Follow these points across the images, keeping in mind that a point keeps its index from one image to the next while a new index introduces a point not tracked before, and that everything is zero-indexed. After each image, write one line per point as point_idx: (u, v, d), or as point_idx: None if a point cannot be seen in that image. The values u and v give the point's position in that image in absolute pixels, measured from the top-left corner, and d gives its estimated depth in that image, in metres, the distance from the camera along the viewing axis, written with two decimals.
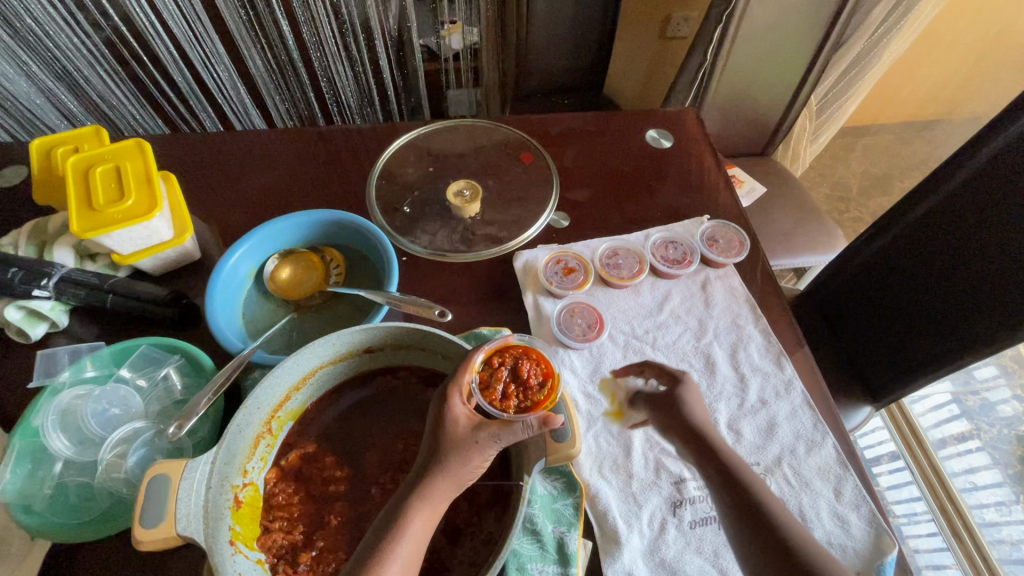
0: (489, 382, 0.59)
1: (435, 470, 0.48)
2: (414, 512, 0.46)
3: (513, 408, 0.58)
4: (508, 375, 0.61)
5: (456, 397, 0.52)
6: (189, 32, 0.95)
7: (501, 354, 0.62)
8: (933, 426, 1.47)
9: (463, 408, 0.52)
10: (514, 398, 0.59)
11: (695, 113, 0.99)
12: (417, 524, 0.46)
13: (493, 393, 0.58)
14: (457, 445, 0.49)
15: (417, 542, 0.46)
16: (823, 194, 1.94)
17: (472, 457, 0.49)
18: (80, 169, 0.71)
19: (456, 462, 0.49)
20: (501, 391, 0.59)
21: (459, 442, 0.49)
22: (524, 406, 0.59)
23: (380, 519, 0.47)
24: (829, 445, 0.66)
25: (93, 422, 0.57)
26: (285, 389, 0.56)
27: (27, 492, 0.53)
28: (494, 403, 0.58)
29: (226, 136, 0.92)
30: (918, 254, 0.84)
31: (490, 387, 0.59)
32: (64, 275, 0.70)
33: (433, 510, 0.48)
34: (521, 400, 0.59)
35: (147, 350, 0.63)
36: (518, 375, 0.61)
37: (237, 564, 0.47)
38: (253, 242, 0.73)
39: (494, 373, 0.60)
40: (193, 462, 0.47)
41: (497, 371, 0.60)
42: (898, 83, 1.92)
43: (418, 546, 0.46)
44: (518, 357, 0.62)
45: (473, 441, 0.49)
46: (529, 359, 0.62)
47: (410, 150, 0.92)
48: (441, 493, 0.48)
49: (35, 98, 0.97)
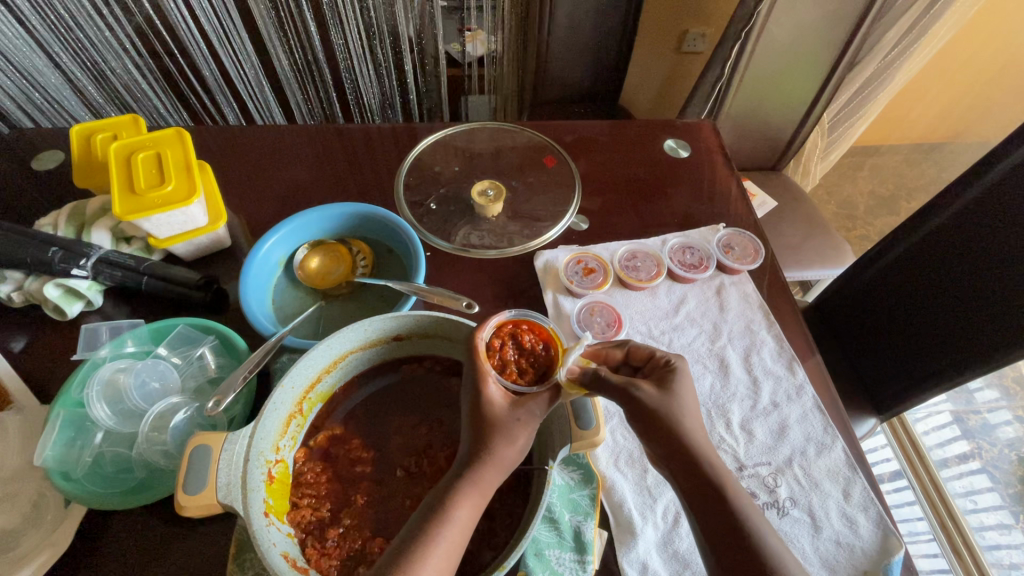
0: (502, 364, 0.57)
1: (483, 458, 0.49)
2: (459, 493, 0.48)
3: (537, 379, 0.57)
4: (514, 351, 0.59)
5: (490, 381, 0.52)
6: (219, 29, 0.98)
7: (497, 333, 0.60)
8: (936, 445, 1.48)
9: (499, 388, 0.52)
10: (530, 372, 0.57)
11: (711, 124, 1.02)
12: (465, 509, 0.47)
13: (511, 373, 0.56)
14: (498, 426, 0.50)
15: (466, 526, 0.47)
16: (831, 211, 1.97)
17: (517, 438, 0.50)
18: (122, 154, 0.74)
19: (496, 441, 0.50)
20: (517, 368, 0.57)
21: (503, 424, 0.50)
22: (545, 373, 0.57)
23: (427, 501, 0.48)
24: (839, 448, 0.68)
25: (135, 394, 0.59)
26: (317, 371, 0.58)
27: (66, 459, 0.55)
28: (518, 383, 0.56)
29: (257, 130, 0.95)
30: (926, 268, 0.86)
31: (504, 369, 0.57)
32: (102, 256, 0.72)
33: (482, 494, 0.49)
34: (539, 370, 0.58)
35: (184, 329, 0.65)
36: (521, 350, 0.59)
37: (271, 534, 0.48)
38: (285, 231, 0.75)
39: (500, 353, 0.58)
40: (232, 435, 0.49)
41: (501, 355, 0.58)
42: (906, 106, 1.96)
43: (465, 532, 0.47)
44: (513, 332, 0.60)
45: (514, 419, 0.50)
46: (524, 329, 0.60)
47: (436, 149, 0.95)
48: (485, 476, 0.49)
49: (63, 89, 1.00)
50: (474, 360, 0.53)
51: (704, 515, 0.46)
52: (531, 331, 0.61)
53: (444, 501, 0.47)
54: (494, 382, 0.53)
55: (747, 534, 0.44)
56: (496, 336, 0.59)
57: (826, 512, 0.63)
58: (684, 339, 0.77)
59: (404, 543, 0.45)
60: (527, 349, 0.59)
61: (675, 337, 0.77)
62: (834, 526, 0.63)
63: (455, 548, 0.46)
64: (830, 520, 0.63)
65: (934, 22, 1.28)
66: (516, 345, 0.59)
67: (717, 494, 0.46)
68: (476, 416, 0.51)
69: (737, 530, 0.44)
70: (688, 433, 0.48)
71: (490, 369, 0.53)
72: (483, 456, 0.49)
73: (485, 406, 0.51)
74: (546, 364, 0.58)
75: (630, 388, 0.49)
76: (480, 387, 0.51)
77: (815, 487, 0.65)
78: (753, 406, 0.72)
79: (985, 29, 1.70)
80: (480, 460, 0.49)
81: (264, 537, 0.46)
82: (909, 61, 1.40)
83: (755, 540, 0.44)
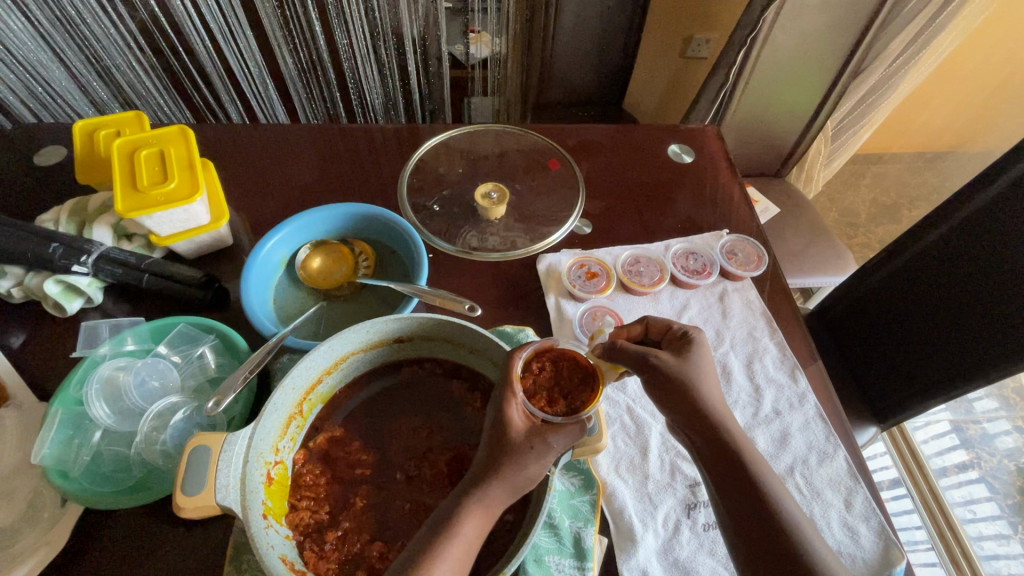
0: (533, 389, 0.58)
1: (494, 474, 0.49)
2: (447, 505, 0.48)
3: (563, 410, 0.56)
4: (547, 380, 0.59)
5: (513, 405, 0.52)
6: (224, 28, 0.98)
7: (536, 358, 0.60)
8: (936, 455, 1.48)
9: (521, 413, 0.52)
10: (560, 402, 0.57)
11: (715, 130, 1.01)
12: (469, 525, 0.47)
13: (540, 400, 0.56)
14: (512, 452, 0.49)
15: (472, 541, 0.47)
16: (833, 218, 1.97)
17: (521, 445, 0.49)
18: (125, 151, 0.73)
19: None
20: (546, 397, 0.57)
21: (516, 447, 0.49)
22: (574, 405, 0.56)
23: (439, 513, 0.48)
24: (840, 457, 0.67)
25: (135, 393, 0.59)
26: (318, 372, 0.57)
27: (64, 459, 0.55)
28: (545, 410, 0.56)
29: (260, 128, 0.94)
30: (929, 277, 0.85)
31: (535, 394, 0.57)
32: (103, 253, 0.72)
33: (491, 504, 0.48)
34: (570, 401, 0.57)
35: (184, 328, 0.65)
36: (556, 380, 0.59)
37: (269, 537, 0.48)
38: (286, 232, 0.75)
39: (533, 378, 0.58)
40: (231, 437, 0.48)
41: (538, 379, 0.58)
42: (911, 114, 1.96)
43: (469, 546, 0.47)
44: (552, 360, 0.60)
45: (529, 447, 0.49)
46: (564, 360, 0.60)
47: (441, 150, 0.95)
48: (478, 486, 0.48)
49: (67, 84, 1.00)
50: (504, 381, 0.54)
51: (720, 470, 0.51)
52: (571, 362, 0.60)
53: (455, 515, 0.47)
54: (518, 407, 0.53)
55: (760, 489, 0.49)
56: (534, 360, 0.60)
57: (827, 521, 0.63)
58: None
59: (416, 553, 0.45)
60: (563, 378, 0.59)
61: None
62: (835, 535, 0.62)
63: (464, 561, 0.46)
64: (831, 529, 0.63)
65: (940, 30, 1.28)
66: (552, 374, 0.59)
67: (728, 444, 0.51)
68: (496, 434, 0.51)
69: (750, 481, 0.49)
70: (706, 393, 0.53)
71: (518, 391, 0.54)
72: (499, 470, 0.49)
73: (506, 427, 0.51)
74: (580, 398, 0.57)
75: (646, 353, 0.55)
76: (503, 409, 0.52)
77: (817, 496, 0.65)
78: (755, 413, 0.71)
79: (990, 38, 1.70)
80: (493, 475, 0.49)
81: (262, 539, 0.46)
82: (914, 70, 1.40)
83: (765, 489, 0.49)
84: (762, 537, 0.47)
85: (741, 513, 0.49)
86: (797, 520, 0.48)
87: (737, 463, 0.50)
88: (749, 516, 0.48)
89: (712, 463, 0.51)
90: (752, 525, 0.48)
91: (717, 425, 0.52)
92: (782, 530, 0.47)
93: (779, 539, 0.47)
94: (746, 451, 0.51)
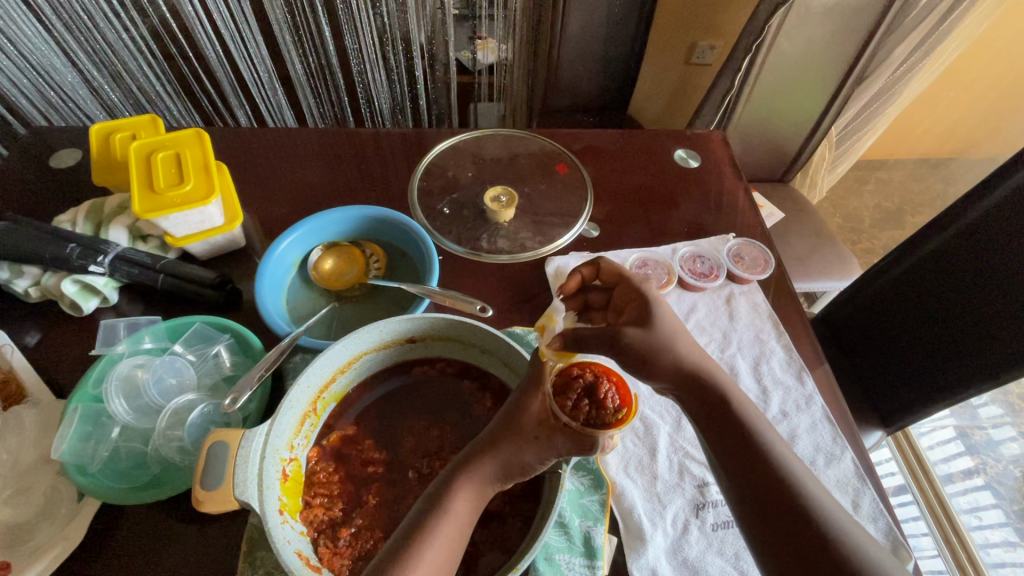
0: (563, 388, 0.56)
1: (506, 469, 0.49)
2: (458, 497, 0.48)
3: (579, 420, 0.54)
4: (585, 387, 0.56)
5: (536, 399, 0.54)
6: (235, 33, 1.00)
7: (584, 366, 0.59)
8: (941, 461, 1.48)
9: (541, 407, 0.54)
10: (582, 411, 0.54)
11: (720, 135, 1.03)
12: (457, 506, 0.48)
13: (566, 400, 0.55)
14: (516, 436, 0.52)
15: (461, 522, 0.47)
16: (837, 224, 1.98)
17: None
18: (141, 153, 0.75)
19: None
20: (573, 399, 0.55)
21: (520, 433, 0.52)
22: (591, 420, 0.54)
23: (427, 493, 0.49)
24: (848, 458, 0.68)
25: (153, 390, 0.60)
26: (332, 371, 0.58)
27: (82, 454, 0.56)
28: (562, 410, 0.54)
29: (272, 132, 0.96)
30: (934, 281, 0.86)
31: (566, 393, 0.56)
32: (118, 254, 0.73)
33: None
34: (591, 414, 0.54)
35: (201, 327, 0.66)
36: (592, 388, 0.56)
37: (285, 532, 0.49)
38: (299, 233, 0.76)
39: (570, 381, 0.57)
40: (249, 433, 0.49)
41: (574, 375, 0.57)
42: (914, 120, 1.97)
43: (460, 529, 0.47)
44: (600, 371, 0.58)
45: (532, 436, 0.52)
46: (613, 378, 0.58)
47: (450, 154, 0.96)
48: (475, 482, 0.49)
49: (80, 88, 1.02)
50: (538, 372, 0.55)
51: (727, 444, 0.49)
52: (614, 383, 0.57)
53: (443, 496, 0.48)
54: (540, 400, 0.54)
55: (756, 441, 0.49)
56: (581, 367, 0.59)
57: None
58: None
59: (405, 532, 0.46)
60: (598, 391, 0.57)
61: None
62: None
63: (452, 543, 0.46)
64: None
65: (942, 38, 1.29)
66: (591, 379, 0.57)
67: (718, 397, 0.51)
68: (509, 418, 0.53)
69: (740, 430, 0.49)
70: (686, 352, 0.53)
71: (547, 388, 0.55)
72: None
73: (520, 414, 0.53)
74: (600, 419, 0.54)
75: (613, 331, 0.52)
76: (525, 398, 0.54)
77: None
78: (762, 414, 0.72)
79: (992, 46, 1.71)
80: None
81: (278, 534, 0.47)
82: (917, 77, 1.41)
83: (758, 437, 0.49)
84: (761, 485, 0.47)
85: (738, 463, 0.48)
86: (794, 467, 0.48)
87: (743, 432, 0.49)
88: (745, 466, 0.48)
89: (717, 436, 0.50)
90: (749, 474, 0.48)
91: (703, 378, 0.52)
92: (777, 476, 0.47)
93: (792, 507, 0.45)
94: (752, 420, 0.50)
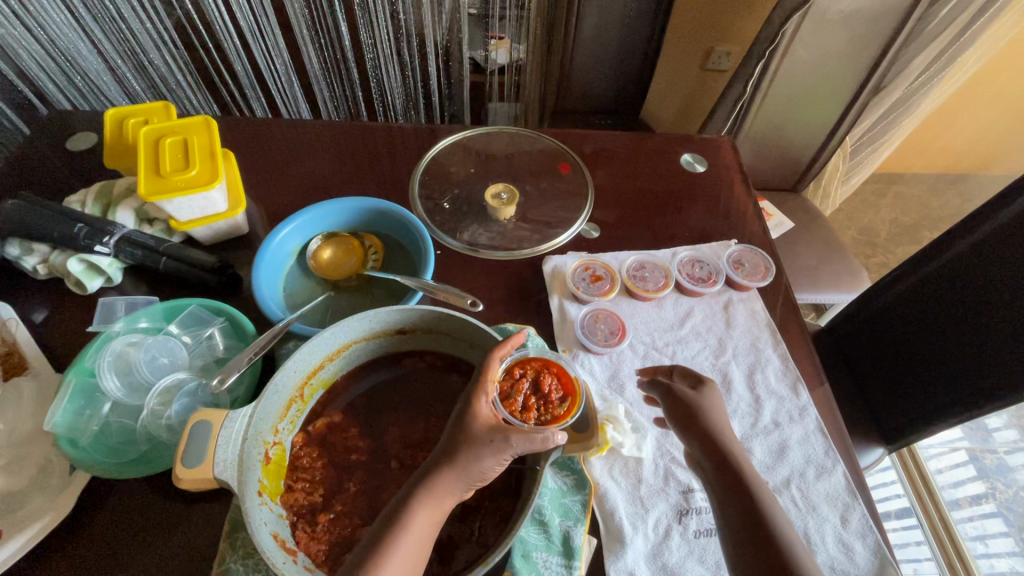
0: (511, 394, 0.60)
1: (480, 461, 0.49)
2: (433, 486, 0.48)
3: (533, 420, 0.58)
4: (530, 387, 0.62)
5: (483, 400, 0.54)
6: (254, 25, 1.01)
7: (521, 366, 0.64)
8: (949, 484, 1.44)
9: (489, 409, 0.53)
10: (534, 411, 0.59)
11: (730, 141, 1.02)
12: (421, 516, 0.48)
13: (514, 404, 0.59)
14: (471, 442, 0.50)
15: (423, 532, 0.47)
16: (851, 236, 1.94)
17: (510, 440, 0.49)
18: (150, 138, 0.76)
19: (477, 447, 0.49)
20: (522, 404, 0.60)
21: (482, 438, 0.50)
22: (545, 418, 0.59)
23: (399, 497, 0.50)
24: (839, 472, 0.67)
25: (145, 368, 0.61)
26: (320, 358, 0.59)
27: (75, 427, 0.57)
28: (516, 415, 0.58)
29: (281, 122, 0.97)
30: (941, 296, 0.84)
31: (512, 397, 0.60)
32: (124, 235, 0.75)
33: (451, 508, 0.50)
34: (541, 413, 0.59)
35: (196, 310, 0.67)
36: (537, 390, 0.61)
37: (262, 514, 0.49)
38: (300, 221, 0.77)
39: (514, 385, 0.61)
40: (232, 414, 0.50)
41: (517, 380, 0.62)
42: (936, 134, 1.92)
43: (424, 539, 0.48)
44: (538, 372, 0.63)
45: (487, 439, 0.50)
46: (550, 373, 0.63)
47: (455, 149, 0.97)
48: (445, 485, 0.49)
49: (104, 75, 1.04)
50: (480, 374, 0.55)
51: (739, 537, 0.49)
52: (555, 378, 0.62)
53: (417, 491, 0.48)
54: (487, 402, 0.54)
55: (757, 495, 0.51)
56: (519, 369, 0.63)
57: (822, 536, 0.62)
58: (687, 352, 0.77)
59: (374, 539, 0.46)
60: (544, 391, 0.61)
61: (678, 350, 0.77)
62: (829, 551, 0.62)
63: (420, 551, 0.47)
64: (825, 545, 0.62)
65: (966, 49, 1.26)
66: (533, 382, 0.62)
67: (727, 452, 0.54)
68: (460, 423, 0.52)
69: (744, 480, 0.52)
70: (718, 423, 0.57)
71: (492, 392, 0.55)
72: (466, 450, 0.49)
73: (470, 417, 0.52)
74: (551, 414, 0.59)
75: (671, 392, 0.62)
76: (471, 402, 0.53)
77: (813, 510, 0.64)
78: (753, 424, 0.71)
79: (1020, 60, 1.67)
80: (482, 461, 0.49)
81: (255, 515, 0.47)
82: (937, 88, 1.38)
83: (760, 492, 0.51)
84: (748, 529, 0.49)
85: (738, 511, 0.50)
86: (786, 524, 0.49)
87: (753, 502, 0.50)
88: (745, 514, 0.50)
89: (731, 517, 0.50)
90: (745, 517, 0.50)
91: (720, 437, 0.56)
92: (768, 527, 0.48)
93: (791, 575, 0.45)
94: (773, 517, 0.49)
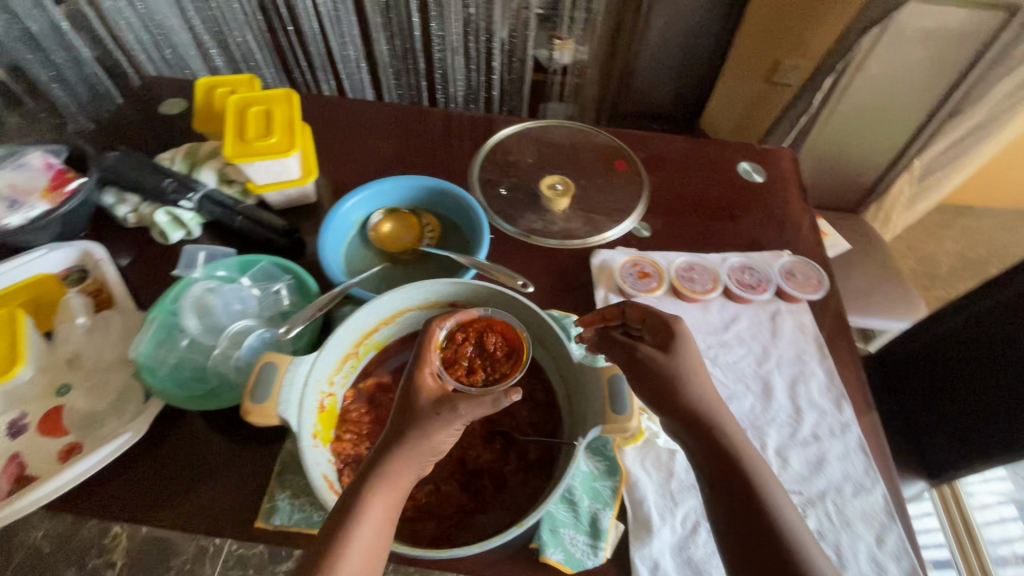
0: (455, 358, 0.62)
1: None
2: None
3: (480, 381, 0.62)
4: (473, 350, 0.63)
5: (427, 373, 0.54)
6: (333, 11, 1.07)
7: (462, 327, 0.64)
8: (997, 538, 1.36)
9: (433, 378, 0.55)
10: (479, 373, 0.62)
11: (790, 152, 1.00)
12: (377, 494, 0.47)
13: (459, 368, 0.62)
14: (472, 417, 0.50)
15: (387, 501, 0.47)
16: (909, 266, 1.86)
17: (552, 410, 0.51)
18: (237, 105, 0.82)
19: None
20: (467, 366, 0.62)
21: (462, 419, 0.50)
22: (493, 378, 0.62)
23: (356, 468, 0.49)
24: (878, 492, 0.65)
25: (220, 312, 0.66)
26: (377, 320, 0.63)
27: (155, 358, 0.63)
28: (463, 380, 0.61)
29: (353, 102, 1.02)
30: (1000, 329, 0.80)
31: (457, 362, 0.62)
32: (206, 194, 0.80)
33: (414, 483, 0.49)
34: (488, 374, 0.62)
35: (266, 265, 0.72)
36: (481, 352, 0.63)
37: (315, 455, 0.53)
38: (365, 194, 0.82)
39: (457, 348, 0.63)
40: (297, 359, 0.54)
41: (457, 344, 0.63)
42: (1012, 166, 1.82)
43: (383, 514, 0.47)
44: (480, 333, 0.64)
45: (433, 415, 0.50)
46: (494, 333, 0.64)
47: (515, 139, 0.99)
48: (403, 467, 0.49)
49: (193, 49, 1.12)
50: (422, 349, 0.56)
51: (731, 517, 0.48)
52: (498, 339, 0.64)
53: None
54: (431, 373, 0.55)
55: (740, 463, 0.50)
56: (461, 330, 0.63)
57: (854, 554, 0.61)
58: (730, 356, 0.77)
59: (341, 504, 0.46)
60: (488, 352, 0.63)
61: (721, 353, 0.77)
62: (860, 568, 0.61)
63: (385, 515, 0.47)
64: (857, 562, 0.61)
65: None
66: (478, 345, 0.64)
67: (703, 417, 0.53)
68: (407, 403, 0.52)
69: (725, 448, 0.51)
70: (690, 384, 0.55)
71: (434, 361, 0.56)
72: None
73: (415, 396, 0.52)
74: (496, 376, 0.62)
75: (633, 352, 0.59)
76: (414, 376, 0.54)
77: (847, 526, 0.63)
78: (792, 434, 0.70)
79: None
80: None
81: (309, 454, 0.51)
82: None
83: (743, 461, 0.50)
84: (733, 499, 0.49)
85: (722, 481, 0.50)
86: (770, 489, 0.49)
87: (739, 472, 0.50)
88: (731, 485, 0.49)
89: (715, 487, 0.50)
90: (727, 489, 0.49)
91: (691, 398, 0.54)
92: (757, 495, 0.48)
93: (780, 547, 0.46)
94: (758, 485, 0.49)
